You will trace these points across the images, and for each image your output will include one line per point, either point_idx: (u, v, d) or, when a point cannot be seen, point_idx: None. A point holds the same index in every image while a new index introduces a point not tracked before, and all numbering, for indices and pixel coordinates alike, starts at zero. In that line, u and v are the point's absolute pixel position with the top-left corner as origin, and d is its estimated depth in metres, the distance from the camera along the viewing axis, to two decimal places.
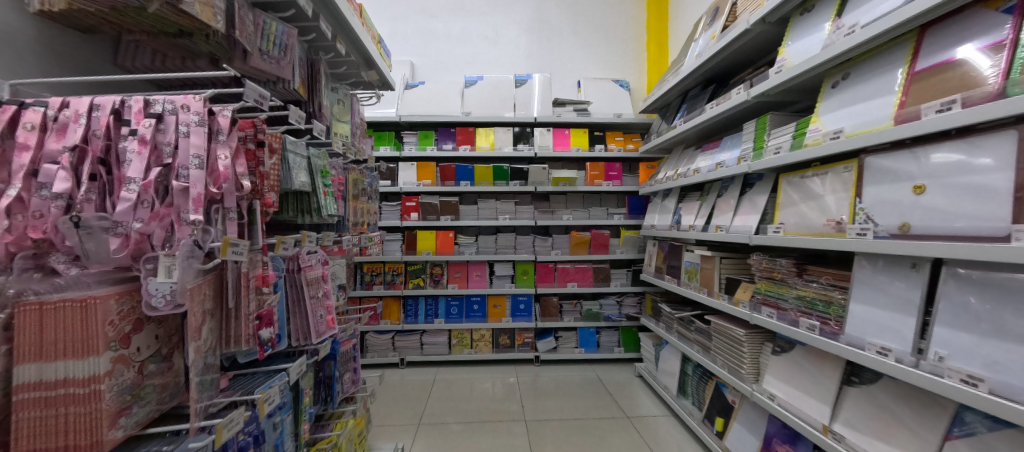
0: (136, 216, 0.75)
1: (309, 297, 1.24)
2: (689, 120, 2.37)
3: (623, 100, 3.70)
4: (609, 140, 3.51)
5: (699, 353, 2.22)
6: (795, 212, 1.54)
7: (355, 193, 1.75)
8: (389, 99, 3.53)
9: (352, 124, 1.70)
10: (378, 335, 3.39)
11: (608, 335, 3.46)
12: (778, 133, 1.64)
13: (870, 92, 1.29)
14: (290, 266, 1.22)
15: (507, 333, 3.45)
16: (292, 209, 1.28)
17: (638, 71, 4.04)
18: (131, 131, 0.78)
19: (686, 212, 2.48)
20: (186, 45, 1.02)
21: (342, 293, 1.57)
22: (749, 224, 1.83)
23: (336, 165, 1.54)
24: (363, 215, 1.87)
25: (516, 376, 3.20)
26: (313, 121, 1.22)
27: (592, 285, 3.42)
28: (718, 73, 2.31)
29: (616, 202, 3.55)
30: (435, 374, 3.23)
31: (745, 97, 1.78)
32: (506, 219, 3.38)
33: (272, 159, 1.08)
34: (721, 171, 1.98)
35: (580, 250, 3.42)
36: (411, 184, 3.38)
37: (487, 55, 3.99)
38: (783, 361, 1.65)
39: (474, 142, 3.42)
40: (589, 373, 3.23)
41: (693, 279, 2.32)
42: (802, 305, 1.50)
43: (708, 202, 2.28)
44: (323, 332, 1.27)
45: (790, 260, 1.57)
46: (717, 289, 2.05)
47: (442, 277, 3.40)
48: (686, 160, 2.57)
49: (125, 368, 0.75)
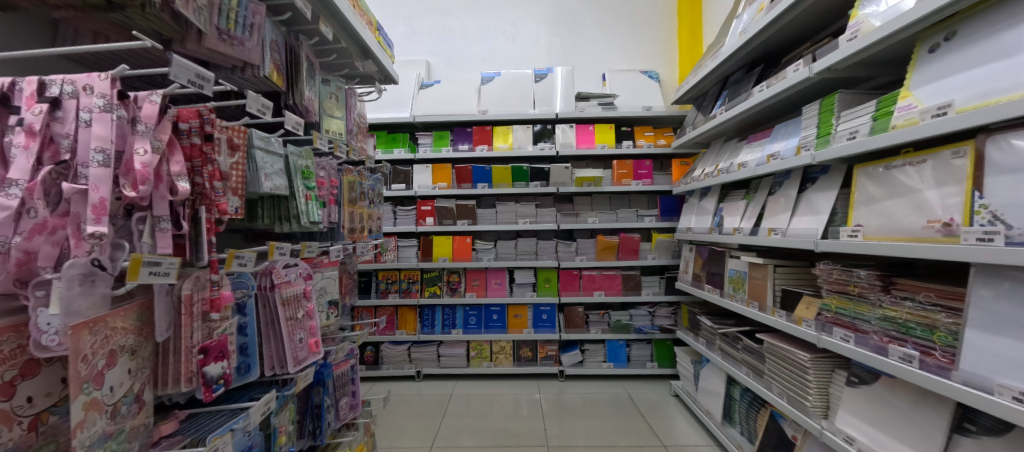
0: (18, 228, 0.58)
1: (289, 318, 1.06)
2: (731, 107, 2.08)
3: (652, 92, 3.42)
4: (637, 136, 3.23)
5: (748, 377, 1.95)
6: (880, 212, 1.25)
7: (352, 197, 1.57)
8: (403, 99, 3.38)
9: (347, 120, 1.53)
10: (394, 346, 3.23)
11: (639, 348, 3.18)
12: (851, 115, 1.38)
13: (990, 54, 1.01)
14: (261, 283, 1.04)
15: (529, 345, 3.22)
16: (268, 217, 1.11)
17: (669, 61, 3.73)
18: (18, 120, 0.61)
19: (729, 213, 2.19)
20: (124, 22, 0.84)
21: (336, 311, 1.38)
22: (813, 227, 1.53)
23: (325, 165, 1.36)
24: (364, 221, 1.69)
25: (539, 392, 2.96)
26: (288, 113, 1.05)
27: (621, 293, 3.15)
28: (766, 52, 2.02)
29: (646, 204, 3.26)
30: (452, 389, 3.04)
31: (807, 74, 1.50)
32: (527, 223, 3.16)
33: (232, 157, 0.91)
34: (774, 164, 1.70)
35: (607, 256, 3.15)
36: (426, 187, 3.21)
37: (505, 51, 3.79)
38: (861, 395, 1.40)
39: (492, 141, 3.22)
40: (618, 391, 2.96)
41: (740, 290, 2.04)
42: (891, 328, 1.24)
43: (757, 201, 1.98)
44: (303, 359, 1.08)
45: (873, 271, 1.29)
46: (770, 305, 1.80)
47: (460, 285, 3.21)
48: (728, 154, 2.27)
49: (6, 428, 0.60)
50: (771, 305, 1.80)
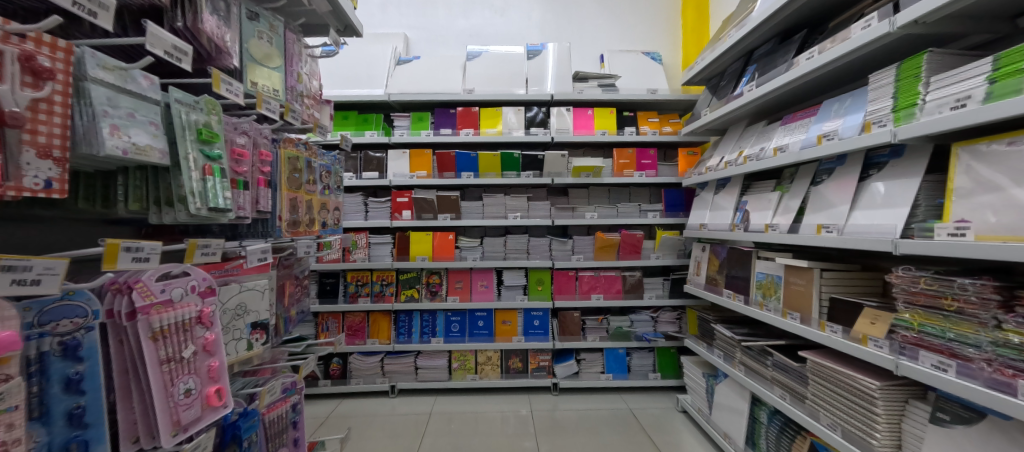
0: None
1: (164, 361, 0.68)
2: (763, 81, 1.77)
3: (655, 73, 3.10)
4: (641, 122, 2.91)
5: (782, 401, 1.63)
6: (1002, 204, 0.94)
7: (297, 179, 1.18)
8: (377, 76, 2.97)
9: (286, 73, 1.14)
10: (364, 358, 2.83)
11: (641, 358, 2.86)
12: (950, 79, 1.06)
13: None
14: (112, 307, 0.65)
15: (519, 355, 2.86)
16: (135, 200, 0.72)
17: (672, 42, 3.41)
18: None
19: (756, 206, 1.87)
20: None
21: (267, 335, 0.99)
22: (887, 223, 1.22)
23: (245, 128, 0.97)
24: (315, 212, 1.29)
25: (530, 407, 2.62)
26: (155, 27, 0.65)
27: (621, 297, 2.83)
28: (806, 17, 1.71)
29: (648, 197, 2.94)
30: (432, 406, 2.66)
31: (886, 29, 1.18)
32: (517, 218, 2.79)
33: (35, 90, 0.53)
34: (830, 146, 1.38)
35: (606, 255, 2.82)
36: (403, 176, 2.80)
37: (494, 27, 3.40)
38: (951, 437, 1.10)
39: (478, 125, 2.84)
40: (619, 405, 2.63)
41: (771, 297, 1.73)
42: (1014, 357, 0.94)
43: (796, 193, 1.67)
44: (188, 423, 0.70)
45: (988, 282, 0.98)
46: (816, 317, 1.49)
47: (441, 288, 2.83)
48: (753, 138, 1.96)
49: None
50: (818, 318, 1.49)
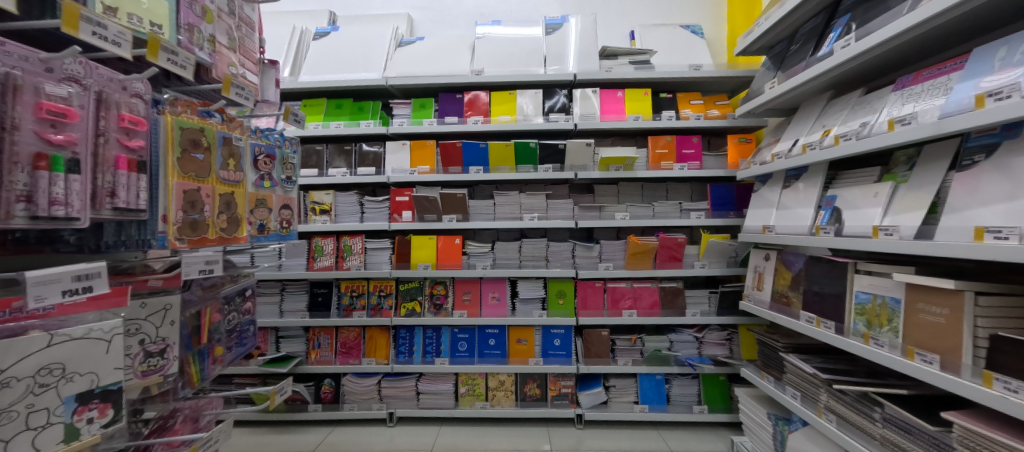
0: None
1: None
2: (869, 28, 1.28)
3: (697, 49, 2.63)
4: (681, 105, 2.45)
5: None
6: None
7: (203, 161, 0.83)
8: (374, 58, 2.61)
9: (179, 3, 0.85)
10: (359, 380, 2.46)
11: (682, 386, 2.39)
12: None
13: None
14: None
15: (537, 380, 2.43)
16: None
17: (715, 14, 2.93)
18: None
19: (856, 202, 1.39)
20: None
21: (116, 409, 0.71)
22: None
23: (73, 70, 0.68)
24: (240, 211, 0.92)
25: (550, 444, 2.19)
26: None
27: (658, 313, 2.38)
28: None
29: (690, 195, 2.47)
30: (434, 438, 2.27)
31: None
32: (534, 219, 2.38)
33: None
34: (1006, 107, 0.90)
35: (640, 263, 2.36)
36: (403, 172, 2.43)
37: (507, 4, 3.00)
38: None
39: (489, 112, 2.45)
40: (659, 446, 2.16)
41: (883, 327, 1.25)
42: None
43: (922, 184, 1.20)
44: None
45: None
46: (971, 365, 1.02)
47: (446, 301, 2.45)
48: (846, 111, 1.47)
49: None
50: (972, 366, 1.02)
